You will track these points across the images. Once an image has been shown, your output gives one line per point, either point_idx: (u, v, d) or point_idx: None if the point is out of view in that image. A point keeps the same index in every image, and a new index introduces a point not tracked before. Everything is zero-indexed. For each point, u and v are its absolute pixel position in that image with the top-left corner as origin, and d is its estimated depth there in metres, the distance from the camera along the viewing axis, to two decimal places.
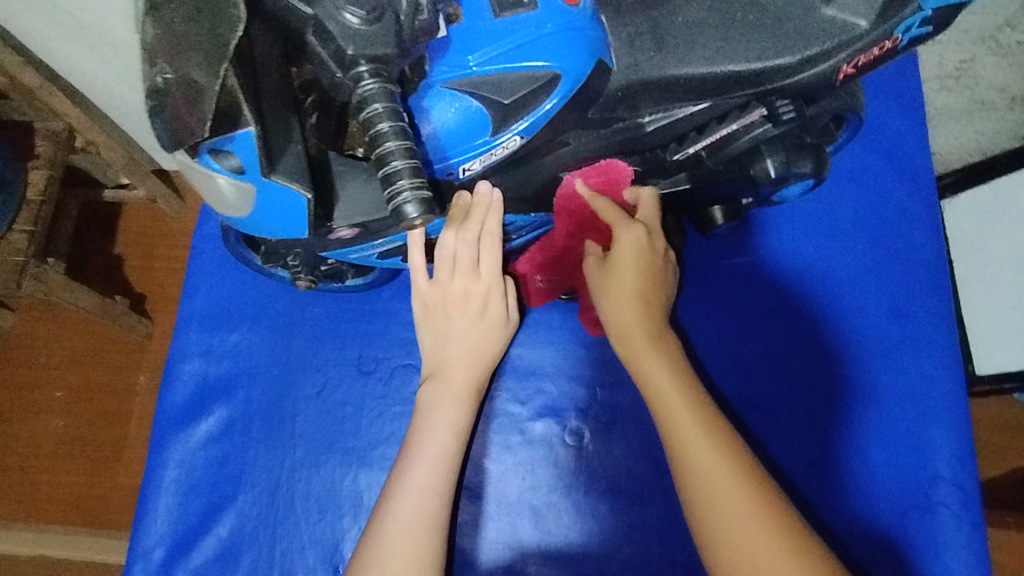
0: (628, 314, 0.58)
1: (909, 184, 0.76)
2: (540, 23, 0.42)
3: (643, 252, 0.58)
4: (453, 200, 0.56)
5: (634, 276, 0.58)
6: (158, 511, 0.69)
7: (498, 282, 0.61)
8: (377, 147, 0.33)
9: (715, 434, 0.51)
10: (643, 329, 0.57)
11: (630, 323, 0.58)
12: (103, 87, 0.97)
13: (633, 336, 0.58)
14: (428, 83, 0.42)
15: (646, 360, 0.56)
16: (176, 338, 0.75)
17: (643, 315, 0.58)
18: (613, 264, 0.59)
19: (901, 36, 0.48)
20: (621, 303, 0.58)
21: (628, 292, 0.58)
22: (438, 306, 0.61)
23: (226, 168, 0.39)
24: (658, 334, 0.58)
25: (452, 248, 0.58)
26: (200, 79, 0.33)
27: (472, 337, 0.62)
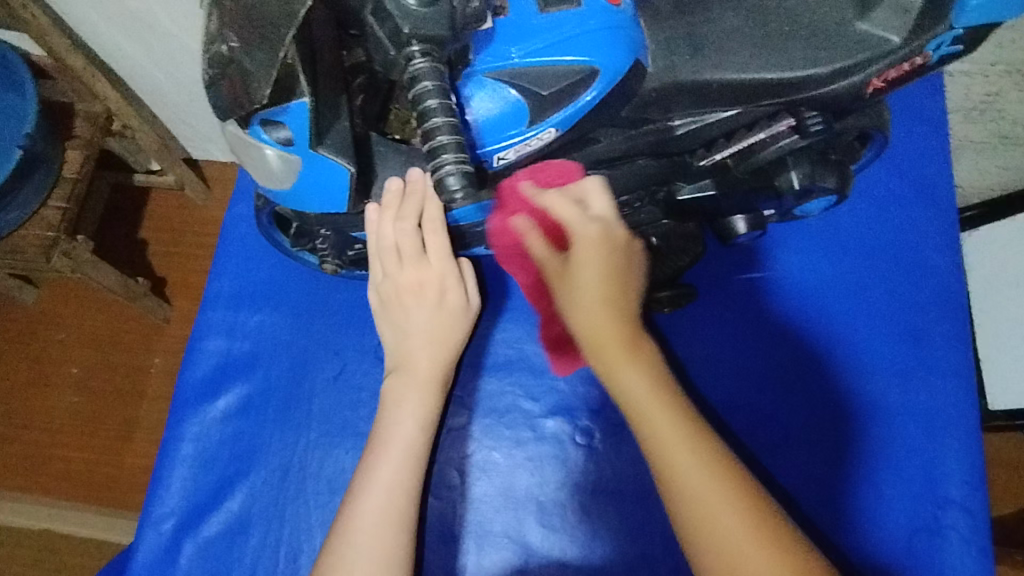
0: (596, 317, 0.52)
1: (931, 207, 0.76)
2: (582, 20, 0.44)
3: (609, 248, 0.53)
4: (386, 186, 0.51)
5: (599, 275, 0.52)
6: (172, 483, 0.71)
7: (453, 267, 0.58)
8: (424, 122, 0.35)
9: (701, 447, 0.49)
10: (618, 339, 0.51)
11: (600, 329, 0.52)
12: (143, 73, 1.00)
13: (603, 340, 0.52)
14: (471, 72, 0.44)
15: (621, 369, 0.51)
16: (201, 316, 0.77)
17: (613, 315, 0.52)
18: (574, 267, 0.53)
19: (932, 53, 0.49)
20: (584, 307, 0.52)
21: (595, 298, 0.52)
22: (393, 298, 0.59)
23: (276, 139, 0.41)
24: (633, 334, 0.52)
25: (394, 240, 0.54)
26: (254, 70, 0.36)
27: (433, 326, 0.59)
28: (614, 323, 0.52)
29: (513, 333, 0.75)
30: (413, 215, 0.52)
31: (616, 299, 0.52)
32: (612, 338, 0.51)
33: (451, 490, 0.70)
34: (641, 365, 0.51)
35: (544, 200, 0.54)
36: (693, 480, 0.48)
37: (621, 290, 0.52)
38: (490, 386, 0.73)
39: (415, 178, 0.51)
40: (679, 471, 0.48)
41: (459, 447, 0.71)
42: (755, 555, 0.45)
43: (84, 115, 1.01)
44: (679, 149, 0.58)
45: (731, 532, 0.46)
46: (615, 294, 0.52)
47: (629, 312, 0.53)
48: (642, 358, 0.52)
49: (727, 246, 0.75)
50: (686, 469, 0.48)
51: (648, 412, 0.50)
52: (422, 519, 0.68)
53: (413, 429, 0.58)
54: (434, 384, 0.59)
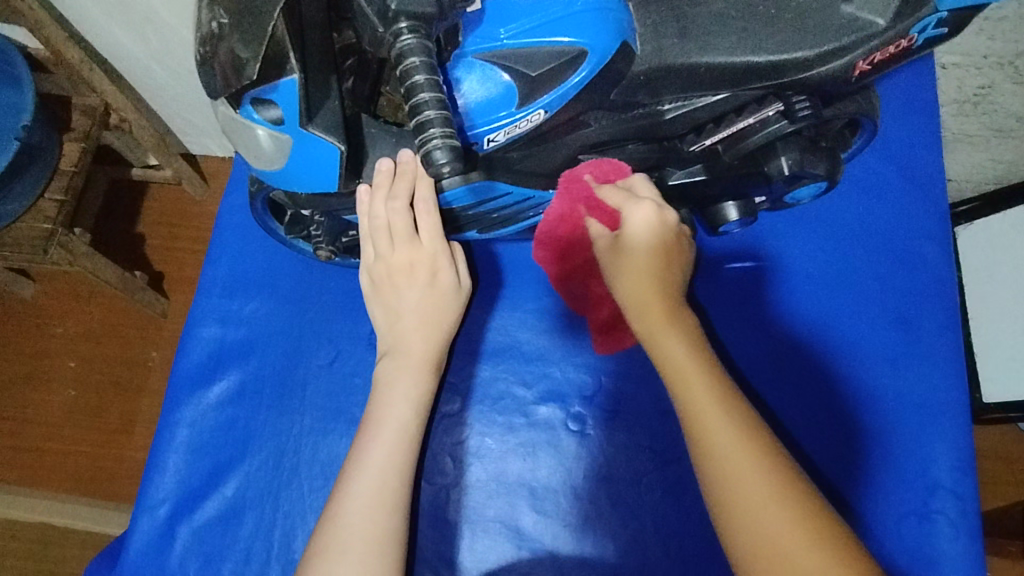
0: (638, 287, 0.55)
1: (921, 195, 0.77)
2: (569, 2, 0.44)
3: (658, 230, 0.56)
4: (376, 167, 0.52)
5: (649, 253, 0.56)
6: (167, 468, 0.71)
7: (444, 247, 0.59)
8: (411, 98, 0.35)
9: (736, 412, 0.48)
10: (660, 306, 0.54)
11: (646, 299, 0.55)
12: (140, 66, 1.01)
13: (649, 310, 0.54)
14: (460, 54, 0.45)
15: (665, 337, 0.53)
16: (196, 304, 0.77)
17: (660, 289, 0.55)
18: (626, 248, 0.57)
19: (917, 35, 0.50)
20: (641, 284, 0.55)
21: (648, 273, 0.55)
22: (385, 280, 0.59)
23: (267, 118, 0.41)
24: (675, 303, 0.55)
25: (385, 220, 0.54)
26: (244, 53, 0.36)
27: (424, 309, 0.60)
28: (663, 300, 0.55)
29: (507, 320, 0.75)
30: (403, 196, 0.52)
31: (666, 274, 0.56)
32: (656, 308, 0.54)
33: (445, 476, 0.71)
34: (680, 331, 0.53)
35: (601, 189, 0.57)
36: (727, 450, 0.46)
37: (669, 266, 0.56)
38: (483, 372, 0.74)
39: (406, 158, 0.52)
40: (716, 435, 0.47)
41: (453, 434, 0.72)
42: (784, 523, 0.44)
43: (81, 108, 1.01)
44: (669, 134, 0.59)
45: (759, 500, 0.45)
46: (660, 274, 0.56)
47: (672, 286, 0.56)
48: (682, 326, 0.54)
49: (718, 235, 0.76)
50: (723, 436, 0.47)
51: (686, 377, 0.50)
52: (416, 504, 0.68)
53: (406, 413, 0.58)
54: (427, 369, 0.60)
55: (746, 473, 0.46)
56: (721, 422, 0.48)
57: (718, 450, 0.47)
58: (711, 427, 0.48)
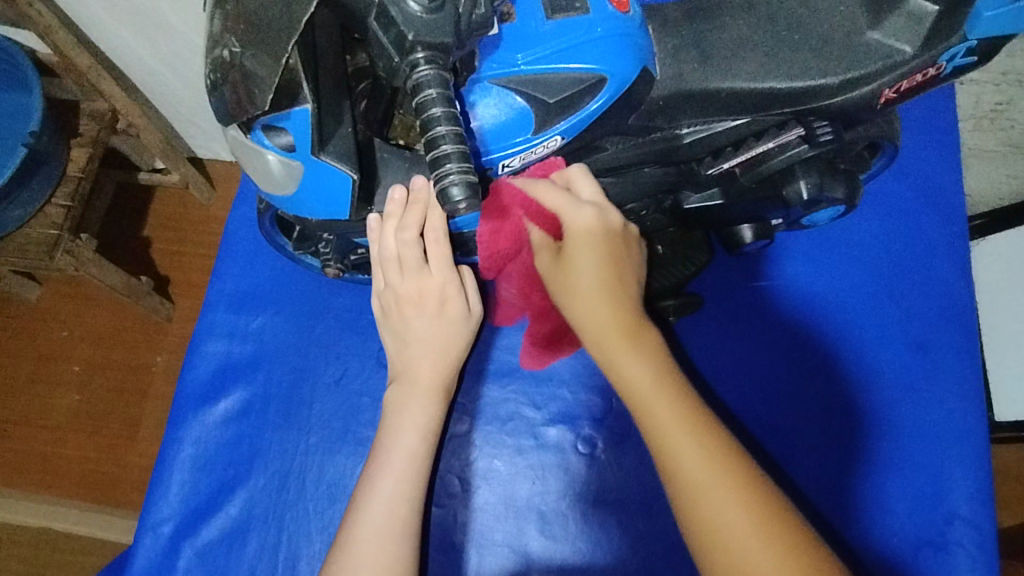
0: (599, 314, 0.51)
1: (940, 217, 0.75)
2: (590, 27, 0.43)
3: (601, 235, 0.52)
4: (389, 195, 0.50)
5: (596, 265, 0.51)
6: (171, 485, 0.70)
7: (454, 277, 0.57)
8: (427, 131, 0.34)
9: (692, 427, 0.46)
10: (617, 326, 0.50)
11: (601, 321, 0.51)
12: (148, 71, 1.00)
13: (606, 332, 0.51)
14: (477, 78, 0.43)
15: (621, 360, 0.50)
16: (202, 318, 0.76)
17: (616, 311, 0.51)
18: (567, 258, 0.52)
19: (945, 64, 0.49)
20: (586, 300, 0.51)
21: (590, 287, 0.51)
22: (394, 308, 0.58)
23: (277, 145, 0.40)
24: (634, 323, 0.51)
25: (395, 250, 0.53)
26: (260, 71, 0.35)
27: (433, 337, 0.59)
28: (615, 319, 0.51)
29: (516, 339, 0.74)
30: (413, 228, 0.51)
31: (615, 290, 0.51)
32: (614, 331, 0.50)
33: (452, 497, 0.70)
34: (642, 353, 0.50)
35: (532, 189, 0.53)
36: (693, 472, 0.45)
37: (617, 282, 0.52)
38: (492, 393, 0.73)
39: (419, 186, 0.50)
40: (678, 460, 0.46)
41: (461, 454, 0.71)
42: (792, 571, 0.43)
43: (88, 114, 1.00)
44: (685, 158, 0.57)
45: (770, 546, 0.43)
46: (616, 283, 0.52)
47: (626, 301, 0.52)
48: (644, 346, 0.50)
49: (736, 255, 0.75)
50: (686, 459, 0.45)
51: (648, 403, 0.48)
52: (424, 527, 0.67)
53: (414, 438, 0.57)
54: (436, 392, 0.59)
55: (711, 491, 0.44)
56: (680, 438, 0.46)
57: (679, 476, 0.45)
58: (676, 451, 0.46)
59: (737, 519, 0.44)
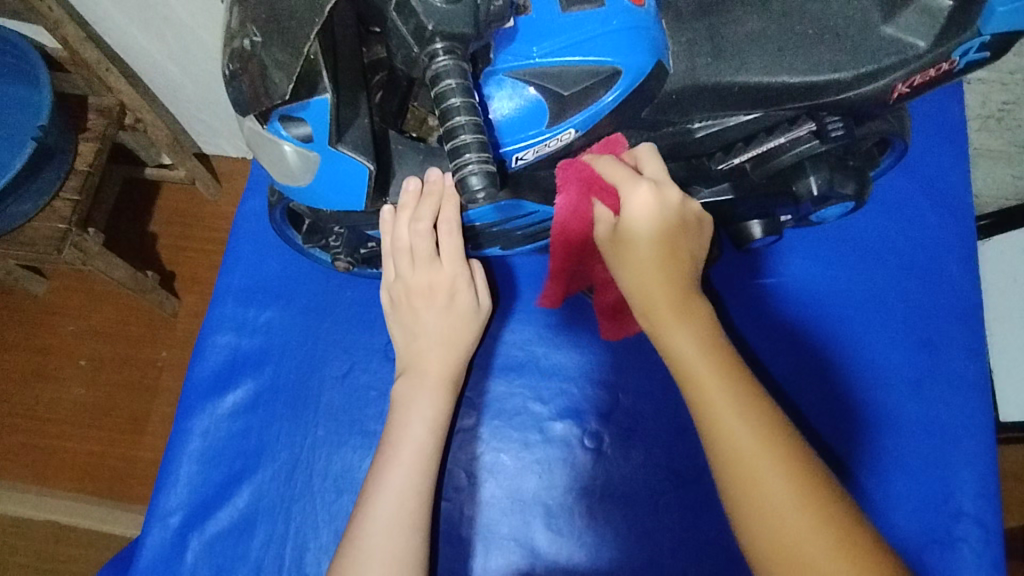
0: (648, 284, 0.50)
1: (948, 215, 0.75)
2: (605, 20, 0.43)
3: (661, 212, 0.50)
4: (402, 186, 0.50)
5: (652, 241, 0.50)
6: (179, 477, 0.71)
7: (464, 269, 0.57)
8: (445, 120, 0.34)
9: (747, 408, 0.46)
10: (668, 300, 0.49)
11: (650, 293, 0.50)
12: (156, 66, 1.00)
13: (657, 305, 0.50)
14: (492, 71, 0.44)
15: (674, 334, 0.49)
16: (211, 311, 0.77)
17: (666, 281, 0.50)
18: (623, 232, 0.51)
19: (958, 60, 0.49)
20: (639, 270, 0.50)
21: (649, 258, 0.50)
22: (404, 300, 0.59)
23: (294, 135, 0.40)
24: (683, 296, 0.50)
25: (407, 241, 0.53)
26: (276, 72, 0.35)
27: (442, 330, 0.59)
28: (665, 293, 0.49)
29: (523, 334, 0.74)
30: (428, 219, 0.51)
31: (671, 264, 0.50)
32: (662, 302, 0.49)
33: (459, 491, 0.70)
34: (692, 328, 0.49)
35: (596, 162, 0.51)
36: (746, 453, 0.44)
37: (673, 256, 0.50)
38: (499, 387, 0.73)
39: (433, 178, 0.50)
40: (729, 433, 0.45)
41: (467, 448, 0.71)
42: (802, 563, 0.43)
43: (97, 109, 1.01)
44: (697, 152, 0.58)
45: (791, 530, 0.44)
46: (670, 259, 0.50)
47: (681, 275, 0.50)
48: (694, 321, 0.49)
49: (744, 251, 0.75)
50: (735, 437, 0.45)
51: (702, 382, 0.47)
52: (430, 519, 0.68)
53: (423, 431, 0.57)
54: (445, 386, 0.59)
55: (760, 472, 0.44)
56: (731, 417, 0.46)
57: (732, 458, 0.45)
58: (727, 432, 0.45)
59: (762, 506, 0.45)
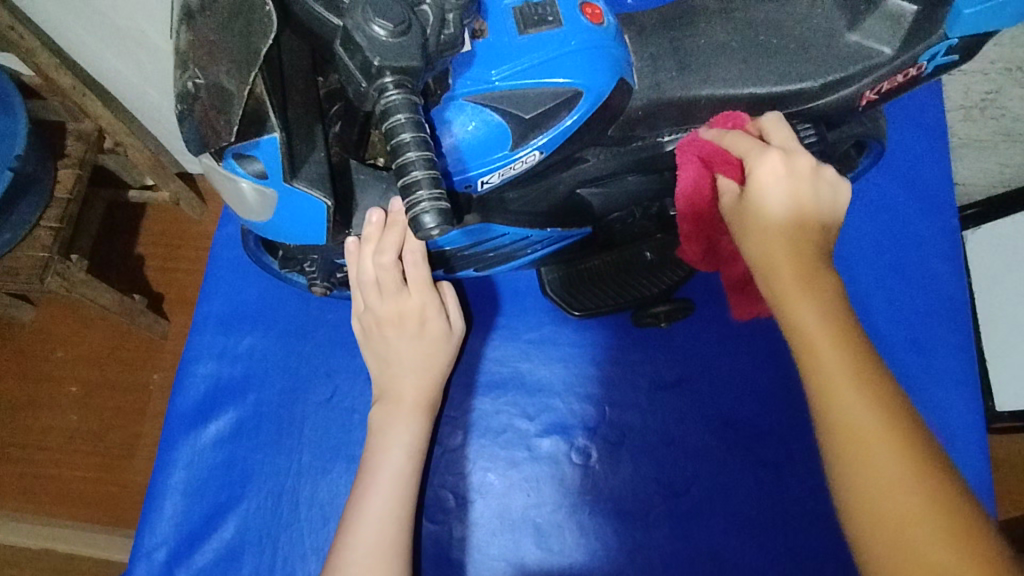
0: (778, 254, 0.44)
1: (930, 212, 0.75)
2: (563, 41, 0.43)
3: (790, 179, 0.46)
4: (365, 219, 0.49)
5: (785, 209, 0.45)
6: (163, 511, 0.69)
7: (434, 298, 0.57)
8: (397, 156, 0.33)
9: (872, 391, 0.39)
10: (795, 271, 0.44)
11: (774, 261, 0.44)
12: (134, 89, 1.00)
13: (778, 274, 0.44)
14: (451, 96, 0.43)
15: (799, 308, 0.43)
16: (191, 340, 0.76)
17: (795, 254, 0.44)
18: (755, 203, 0.46)
19: (926, 64, 0.48)
20: (768, 241, 0.45)
21: (782, 229, 0.45)
22: (376, 330, 0.58)
23: (250, 172, 0.40)
24: (811, 269, 0.44)
25: (373, 274, 0.53)
26: (231, 86, 0.34)
27: (417, 356, 0.58)
28: (791, 263, 0.44)
29: (506, 351, 0.74)
30: (392, 251, 0.50)
31: (801, 238, 0.45)
32: (788, 275, 0.44)
33: (447, 512, 0.69)
34: (818, 299, 0.43)
35: (722, 137, 0.48)
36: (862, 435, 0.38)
37: (806, 225, 0.45)
38: (484, 406, 0.72)
39: (397, 211, 0.49)
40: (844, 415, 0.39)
41: (454, 469, 0.70)
42: None
43: (75, 135, 1.00)
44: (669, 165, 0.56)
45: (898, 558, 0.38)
46: (801, 236, 0.45)
47: (808, 250, 0.45)
48: (823, 295, 0.43)
49: None
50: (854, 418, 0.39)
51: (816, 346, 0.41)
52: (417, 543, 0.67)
53: (405, 457, 0.57)
54: (421, 410, 0.58)
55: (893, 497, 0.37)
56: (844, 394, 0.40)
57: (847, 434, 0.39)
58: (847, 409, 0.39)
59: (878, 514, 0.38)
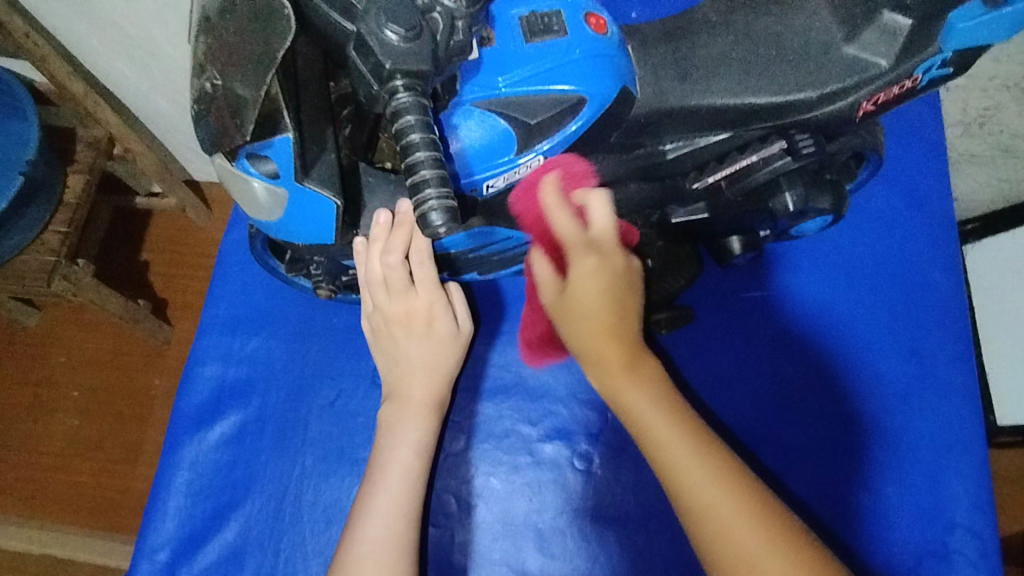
0: (595, 342, 0.52)
1: (929, 223, 0.76)
2: (568, 49, 0.44)
3: (606, 278, 0.52)
4: (374, 219, 0.51)
5: (600, 299, 0.51)
6: (167, 512, 0.70)
7: (442, 297, 0.58)
8: (406, 156, 0.34)
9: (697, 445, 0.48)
10: (615, 354, 0.51)
11: (600, 351, 0.51)
12: (143, 98, 1.01)
13: (605, 361, 0.51)
14: (459, 102, 0.44)
15: (628, 394, 0.51)
16: (197, 341, 0.76)
17: (613, 333, 0.51)
18: (570, 294, 0.53)
19: (921, 76, 0.49)
20: (585, 328, 0.52)
21: (594, 318, 0.51)
22: (385, 329, 0.59)
23: (263, 172, 0.41)
24: (634, 352, 0.52)
25: (380, 273, 0.54)
26: (244, 94, 0.36)
27: (425, 357, 0.59)
28: (614, 342, 0.51)
29: (509, 356, 0.74)
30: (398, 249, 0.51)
31: (620, 319, 0.52)
32: (613, 360, 0.51)
33: (449, 517, 0.69)
34: (639, 377, 0.51)
35: (550, 212, 0.52)
36: (697, 489, 0.47)
37: (620, 310, 0.52)
38: (487, 410, 0.73)
39: (404, 210, 0.50)
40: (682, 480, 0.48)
41: (457, 473, 0.71)
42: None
43: (85, 141, 1.01)
44: (671, 172, 0.58)
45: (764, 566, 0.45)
46: (617, 320, 0.52)
47: (627, 330, 0.52)
48: (645, 376, 0.51)
49: (725, 267, 0.75)
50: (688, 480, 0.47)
51: (642, 419, 0.50)
52: (423, 545, 0.67)
53: (412, 457, 0.57)
54: (428, 412, 0.59)
55: (704, 480, 0.47)
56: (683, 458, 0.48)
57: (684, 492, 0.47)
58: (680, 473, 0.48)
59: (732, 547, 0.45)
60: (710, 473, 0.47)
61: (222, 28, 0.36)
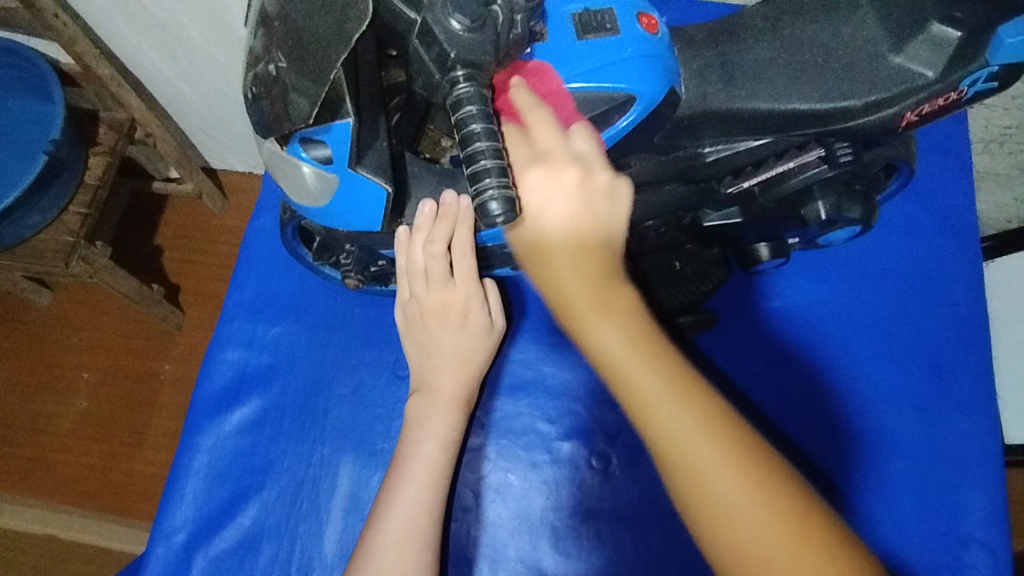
0: (568, 291, 0.43)
1: (953, 238, 0.76)
2: (620, 48, 0.45)
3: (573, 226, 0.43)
4: (419, 209, 0.51)
5: (570, 258, 0.42)
6: (185, 494, 0.70)
7: (478, 291, 0.59)
8: (466, 146, 0.35)
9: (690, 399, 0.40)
10: (589, 299, 0.42)
11: (567, 296, 0.43)
12: (168, 83, 1.01)
13: (575, 305, 0.42)
14: (508, 96, 0.46)
15: (594, 328, 0.41)
16: (219, 326, 0.77)
17: (585, 279, 0.42)
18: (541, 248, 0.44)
19: (967, 89, 0.49)
20: (556, 281, 0.43)
21: (563, 269, 0.43)
22: (419, 319, 0.60)
23: (314, 157, 0.42)
24: (610, 297, 0.42)
25: (423, 263, 0.55)
26: (308, 82, 0.36)
27: (456, 350, 0.60)
28: (585, 292, 0.42)
29: (530, 353, 0.75)
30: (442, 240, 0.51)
31: (589, 264, 0.42)
32: (581, 302, 0.42)
33: (466, 510, 0.69)
34: (615, 319, 0.42)
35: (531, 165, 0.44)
36: (681, 445, 0.39)
37: (593, 260, 0.42)
38: (506, 406, 0.73)
39: (449, 202, 0.50)
40: (666, 434, 0.39)
41: (474, 468, 0.71)
42: None
43: (108, 123, 1.02)
44: (707, 176, 0.58)
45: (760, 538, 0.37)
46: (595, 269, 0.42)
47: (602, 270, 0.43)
48: (618, 312, 0.42)
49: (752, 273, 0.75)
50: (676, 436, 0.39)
51: (624, 370, 0.40)
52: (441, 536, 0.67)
53: (436, 449, 0.58)
54: (452, 406, 0.59)
55: (686, 431, 0.39)
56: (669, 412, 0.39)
57: (669, 446, 0.39)
58: (665, 426, 0.39)
59: (726, 518, 0.37)
60: (703, 426, 0.39)
61: (286, 13, 0.36)
